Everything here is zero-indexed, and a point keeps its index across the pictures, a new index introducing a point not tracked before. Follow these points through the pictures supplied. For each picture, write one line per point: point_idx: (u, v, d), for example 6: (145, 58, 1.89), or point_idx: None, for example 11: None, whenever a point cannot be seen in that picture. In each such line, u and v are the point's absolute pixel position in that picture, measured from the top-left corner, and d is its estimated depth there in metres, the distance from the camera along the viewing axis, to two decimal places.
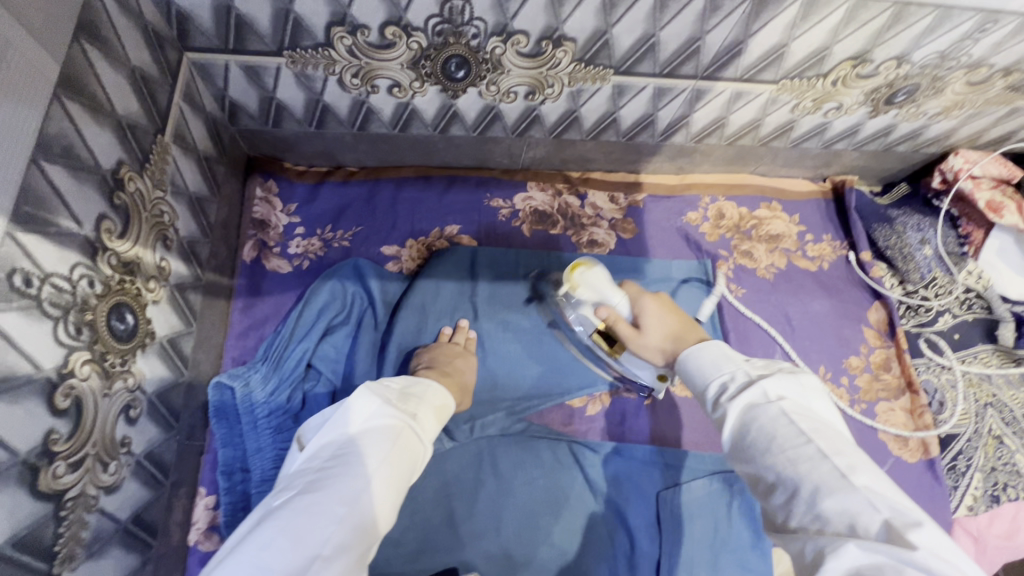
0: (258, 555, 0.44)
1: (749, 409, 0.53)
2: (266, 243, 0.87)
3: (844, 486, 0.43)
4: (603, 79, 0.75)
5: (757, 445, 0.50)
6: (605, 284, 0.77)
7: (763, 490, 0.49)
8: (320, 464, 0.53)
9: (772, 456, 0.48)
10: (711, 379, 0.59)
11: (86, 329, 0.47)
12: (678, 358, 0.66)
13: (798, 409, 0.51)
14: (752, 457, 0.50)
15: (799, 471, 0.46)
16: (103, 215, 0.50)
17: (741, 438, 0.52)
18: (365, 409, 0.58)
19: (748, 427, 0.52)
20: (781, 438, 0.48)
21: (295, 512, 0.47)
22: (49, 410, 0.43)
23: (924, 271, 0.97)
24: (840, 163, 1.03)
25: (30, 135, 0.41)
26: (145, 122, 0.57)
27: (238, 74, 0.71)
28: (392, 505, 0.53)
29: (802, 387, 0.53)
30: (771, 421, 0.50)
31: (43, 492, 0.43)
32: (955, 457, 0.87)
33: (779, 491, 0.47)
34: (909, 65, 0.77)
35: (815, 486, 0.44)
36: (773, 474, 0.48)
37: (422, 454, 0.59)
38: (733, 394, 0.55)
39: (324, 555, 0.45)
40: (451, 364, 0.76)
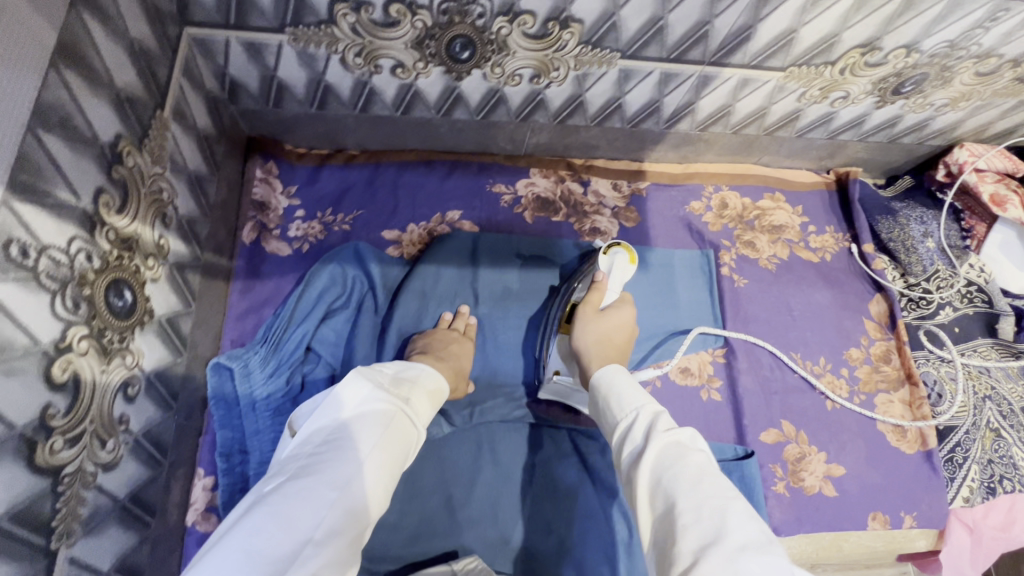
0: (248, 539, 0.43)
1: (678, 445, 0.48)
2: (265, 225, 0.86)
3: (767, 547, 0.39)
4: (610, 63, 0.74)
5: (680, 486, 0.44)
6: (622, 277, 0.78)
7: (667, 539, 0.43)
8: (312, 448, 0.52)
9: (696, 501, 0.43)
10: (639, 412, 0.54)
11: (84, 304, 0.47)
12: (603, 373, 0.62)
13: (719, 465, 0.48)
14: (671, 498, 0.44)
15: (724, 521, 0.41)
16: (101, 188, 0.49)
17: (662, 476, 0.47)
18: (357, 393, 0.57)
19: (675, 465, 0.47)
20: (709, 484, 0.44)
21: (286, 496, 0.46)
22: (47, 384, 0.43)
23: (926, 263, 0.97)
24: (844, 154, 1.02)
25: (27, 102, 0.40)
26: (144, 96, 0.56)
27: (239, 51, 0.70)
28: (384, 490, 0.52)
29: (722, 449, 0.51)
30: (699, 465, 0.46)
31: (41, 467, 0.42)
32: (953, 449, 0.87)
33: (692, 537, 0.41)
34: (919, 54, 0.76)
35: (740, 541, 0.40)
36: (692, 519, 0.42)
37: (415, 439, 0.59)
38: (665, 428, 0.51)
39: (317, 538, 0.45)
40: (447, 349, 0.76)
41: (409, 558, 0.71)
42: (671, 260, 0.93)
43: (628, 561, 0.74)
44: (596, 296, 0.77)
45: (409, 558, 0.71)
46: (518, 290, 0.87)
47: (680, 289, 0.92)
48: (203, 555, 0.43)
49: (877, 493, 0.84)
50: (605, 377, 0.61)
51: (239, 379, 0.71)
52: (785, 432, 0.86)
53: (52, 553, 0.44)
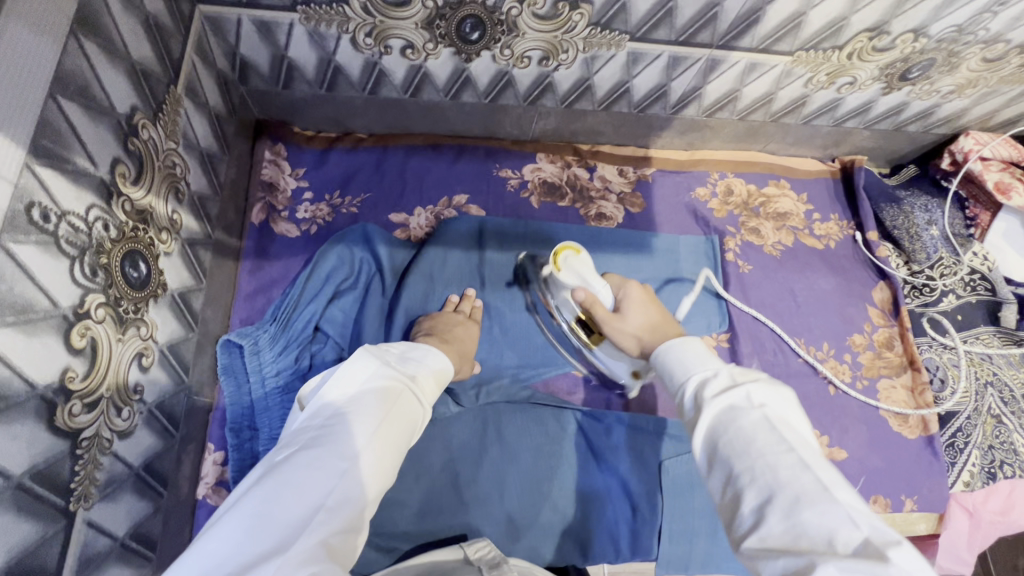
0: (261, 507, 0.43)
1: (729, 408, 0.48)
2: (274, 207, 0.86)
3: (824, 499, 0.39)
4: (618, 45, 0.75)
5: (734, 447, 0.45)
6: (589, 271, 0.76)
7: (730, 497, 0.44)
8: (321, 420, 0.51)
9: (749, 460, 0.43)
10: (691, 377, 0.54)
11: (100, 272, 0.47)
12: (658, 352, 0.60)
13: (781, 418, 0.46)
14: (727, 460, 0.45)
15: (778, 479, 0.41)
16: (117, 159, 0.50)
17: (715, 438, 0.47)
18: (365, 369, 0.55)
19: (725, 428, 0.46)
20: (760, 443, 0.44)
21: (297, 465, 0.46)
22: (66, 347, 0.43)
23: (930, 250, 0.97)
24: (849, 142, 1.03)
25: (48, 69, 0.41)
26: (158, 70, 0.57)
27: (251, 30, 0.71)
28: (393, 464, 0.52)
29: (787, 397, 0.48)
30: (752, 424, 0.45)
31: (61, 429, 0.43)
32: (954, 434, 0.88)
33: (751, 495, 0.42)
34: (926, 39, 0.76)
35: (794, 496, 0.40)
36: (749, 478, 0.43)
37: (422, 416, 0.58)
38: (717, 390, 0.50)
39: (328, 507, 0.45)
40: (451, 332, 0.75)
41: (416, 534, 0.72)
42: (677, 245, 0.94)
43: (632, 539, 0.76)
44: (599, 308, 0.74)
45: (416, 534, 0.71)
46: (525, 274, 0.87)
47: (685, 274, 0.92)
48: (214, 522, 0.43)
49: (879, 477, 0.85)
50: (658, 353, 0.60)
51: (249, 355, 0.72)
52: None
53: (70, 515, 0.45)
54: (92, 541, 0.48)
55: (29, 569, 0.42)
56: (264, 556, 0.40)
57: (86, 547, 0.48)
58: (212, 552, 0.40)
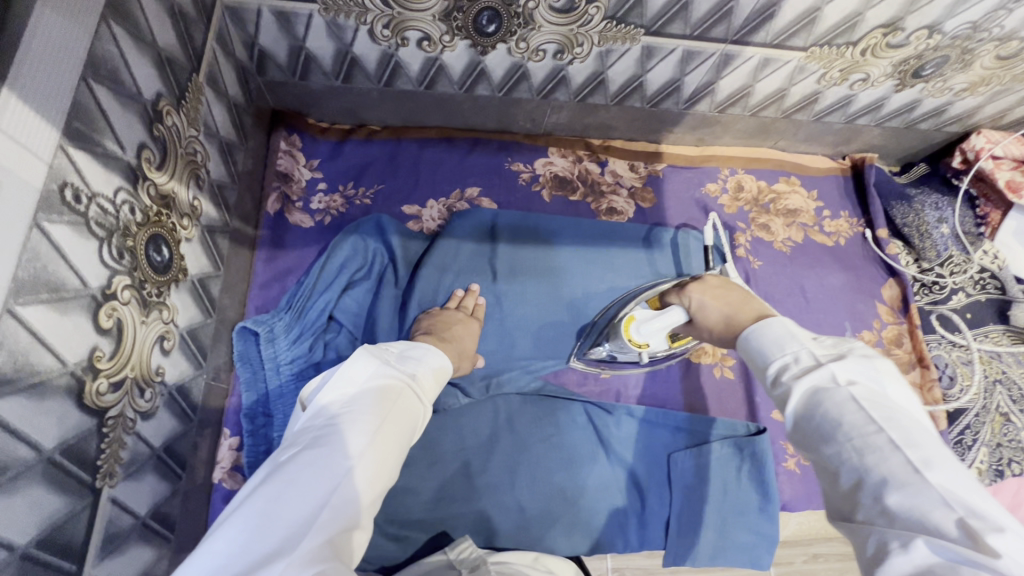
0: (267, 508, 0.41)
1: (814, 389, 0.46)
2: (288, 197, 0.87)
3: (916, 481, 0.38)
4: (633, 39, 0.75)
5: (820, 428, 0.44)
6: (654, 317, 0.74)
7: (828, 475, 0.44)
8: (323, 420, 0.49)
9: (836, 444, 0.42)
10: (773, 357, 0.52)
11: (127, 254, 0.48)
12: (742, 335, 0.58)
13: (870, 396, 0.44)
14: (816, 441, 0.44)
15: (864, 462, 0.40)
16: (143, 144, 0.50)
17: (800, 420, 0.46)
18: (365, 369, 0.53)
19: (811, 410, 0.45)
20: (847, 426, 0.42)
21: (300, 465, 0.44)
22: (94, 327, 0.44)
23: (941, 248, 0.98)
24: (860, 140, 1.03)
25: (81, 53, 0.42)
26: (182, 58, 0.58)
27: (270, 21, 0.72)
28: (396, 461, 0.50)
29: (880, 368, 0.46)
30: (837, 406, 0.44)
31: (89, 407, 0.44)
32: (963, 431, 0.88)
33: (843, 475, 0.42)
34: (940, 35, 0.77)
35: (881, 478, 0.39)
36: (840, 460, 0.42)
37: (423, 415, 0.56)
38: (798, 373, 0.49)
39: (334, 505, 0.43)
40: (449, 331, 0.73)
41: (428, 521, 0.72)
42: (684, 237, 0.93)
43: (640, 531, 0.77)
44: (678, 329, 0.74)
45: (428, 522, 0.72)
46: (535, 267, 0.87)
47: (686, 266, 0.90)
48: (218, 526, 0.41)
49: None
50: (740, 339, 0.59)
51: (264, 343, 0.73)
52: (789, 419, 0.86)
53: (96, 492, 0.46)
54: (116, 519, 0.49)
55: (57, 544, 0.43)
56: (270, 557, 0.38)
57: (111, 524, 0.49)
58: (216, 555, 0.38)
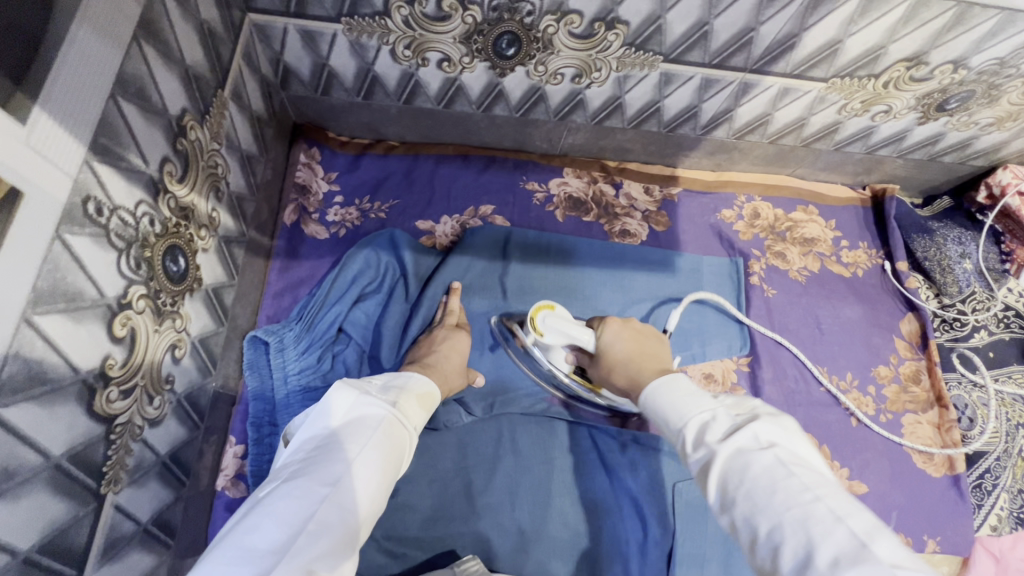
0: (242, 538, 0.41)
1: (739, 450, 0.44)
2: (306, 208, 0.89)
3: (865, 556, 0.35)
4: (652, 66, 0.75)
5: (755, 499, 0.41)
6: (568, 322, 0.73)
7: (769, 556, 0.39)
8: (306, 452, 0.49)
9: (777, 514, 0.40)
10: (687, 420, 0.49)
11: (144, 265, 0.50)
12: (646, 391, 0.56)
13: (794, 458, 0.43)
14: (750, 513, 0.41)
15: (811, 536, 0.38)
16: (166, 157, 0.52)
17: (728, 488, 0.43)
18: (347, 399, 0.53)
19: (740, 478, 0.43)
20: (784, 494, 0.40)
21: (277, 496, 0.44)
22: (108, 336, 0.45)
23: (963, 284, 0.96)
24: (881, 170, 1.01)
25: (112, 71, 0.43)
26: (208, 75, 0.60)
27: (296, 39, 0.74)
28: (381, 488, 0.49)
29: (788, 428, 0.46)
30: (767, 471, 0.42)
31: (98, 414, 0.45)
32: (982, 475, 0.85)
33: (789, 556, 0.38)
34: (966, 70, 0.75)
35: (832, 556, 0.36)
36: (781, 534, 0.39)
37: (410, 443, 0.55)
38: (720, 435, 0.46)
39: (310, 530, 0.42)
40: (433, 355, 0.73)
41: (425, 541, 0.70)
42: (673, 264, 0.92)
43: (641, 560, 0.72)
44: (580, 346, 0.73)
45: (425, 540, 0.70)
46: (546, 287, 0.87)
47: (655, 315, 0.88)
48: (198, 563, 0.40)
49: (901, 515, 0.82)
50: (646, 402, 0.55)
51: (273, 352, 0.74)
52: None
53: (100, 497, 0.47)
54: (118, 525, 0.50)
55: (60, 548, 0.43)
56: None
57: (114, 530, 0.50)
58: None
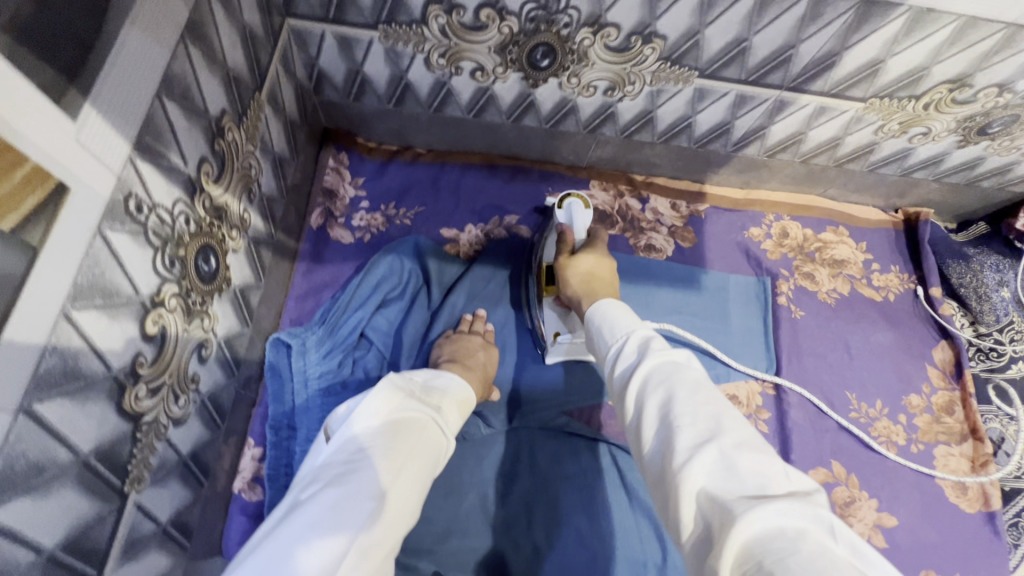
0: (288, 549, 0.40)
1: (674, 358, 0.45)
2: (332, 212, 0.89)
3: (763, 449, 0.38)
4: (686, 81, 0.75)
5: (676, 391, 0.42)
6: (581, 218, 0.74)
7: (667, 442, 0.40)
8: (347, 455, 0.48)
9: (694, 402, 0.41)
10: (633, 333, 0.51)
11: (178, 263, 0.50)
12: (598, 308, 0.57)
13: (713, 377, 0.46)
14: (666, 404, 0.42)
15: (719, 425, 0.39)
16: (204, 158, 0.52)
17: (653, 383, 0.44)
18: (392, 402, 0.52)
19: (668, 375, 0.44)
20: (707, 391, 0.42)
21: (323, 506, 0.43)
22: (140, 333, 0.45)
23: (1000, 313, 0.93)
24: (915, 194, 0.99)
25: (158, 72, 0.43)
26: (247, 78, 0.60)
27: (332, 45, 0.74)
28: (417, 499, 0.49)
29: None
30: (696, 377, 0.44)
31: (126, 411, 0.45)
32: (1019, 513, 0.82)
33: (688, 434, 0.39)
34: (1011, 94, 0.73)
35: (735, 442, 0.38)
36: (691, 419, 0.40)
37: (446, 450, 0.55)
38: (659, 344, 0.48)
39: (358, 550, 0.42)
40: (474, 357, 0.73)
41: (440, 555, 0.68)
42: (698, 285, 0.91)
43: None
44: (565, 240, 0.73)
45: (439, 554, 0.68)
46: None
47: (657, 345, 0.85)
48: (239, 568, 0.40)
49: (933, 550, 0.78)
50: (597, 308, 0.57)
51: (296, 356, 0.72)
52: (834, 473, 0.82)
53: (123, 496, 0.47)
54: (139, 524, 0.50)
55: (83, 547, 0.43)
56: None
57: (134, 529, 0.49)
58: None
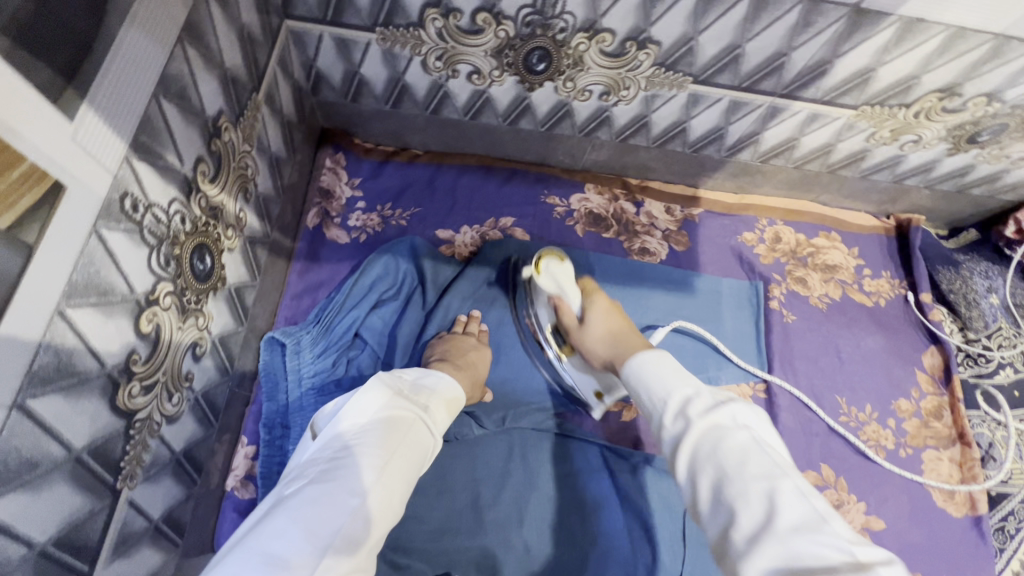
0: (268, 544, 0.41)
1: (715, 426, 0.49)
2: (328, 212, 0.90)
3: (821, 526, 0.40)
4: (680, 86, 0.76)
5: (725, 469, 0.46)
6: (568, 279, 0.76)
7: (725, 519, 0.44)
8: (332, 452, 0.49)
9: (744, 481, 0.44)
10: (674, 395, 0.53)
11: (173, 262, 0.50)
12: (630, 365, 0.60)
13: (761, 440, 0.48)
14: (718, 482, 0.45)
15: (773, 504, 0.42)
16: (200, 157, 0.53)
17: (701, 457, 0.48)
18: (379, 400, 0.53)
19: (715, 450, 0.47)
20: (754, 467, 0.45)
21: (305, 502, 0.44)
22: (135, 331, 0.46)
23: (989, 319, 0.94)
24: (907, 200, 1.00)
25: (155, 72, 0.44)
26: (244, 79, 0.61)
27: (330, 47, 0.75)
28: (402, 497, 0.50)
29: (760, 411, 0.51)
30: (741, 447, 0.46)
31: (120, 408, 0.45)
32: (1005, 517, 0.83)
33: (744, 515, 0.43)
34: (1000, 103, 0.74)
35: (790, 521, 0.41)
36: (744, 498, 0.43)
37: (433, 448, 0.55)
38: (701, 411, 0.51)
39: (336, 547, 0.42)
40: (465, 358, 0.74)
41: (431, 555, 0.69)
42: (692, 288, 0.92)
43: None
44: (567, 307, 0.75)
45: (431, 553, 0.68)
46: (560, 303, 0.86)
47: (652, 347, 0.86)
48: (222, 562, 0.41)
49: (919, 554, 0.79)
50: (631, 366, 0.60)
51: (290, 355, 0.73)
52: (824, 476, 0.82)
53: (116, 492, 0.47)
54: (130, 520, 0.50)
55: (74, 542, 0.43)
56: None
57: (126, 525, 0.50)
58: None
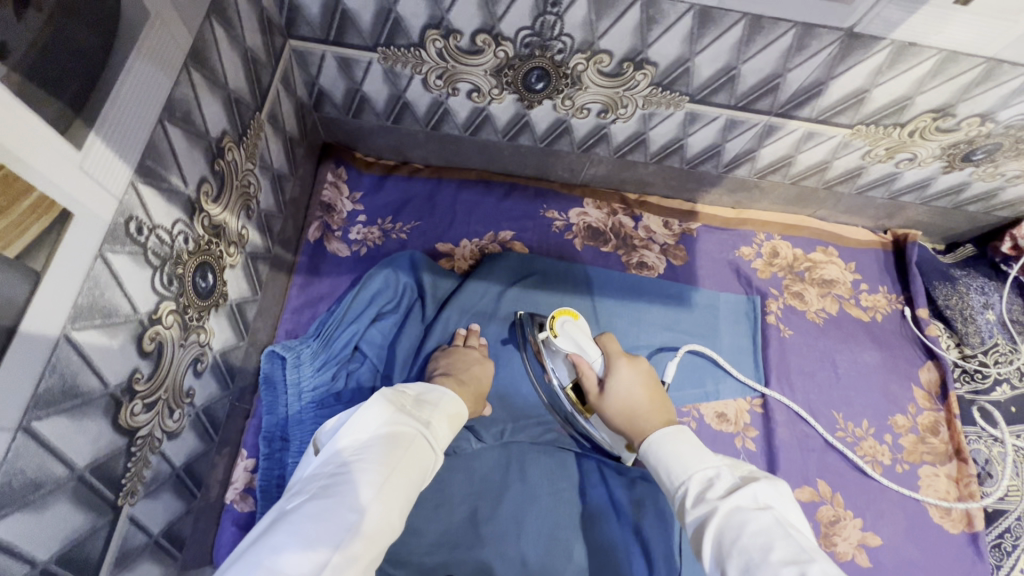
0: (268, 557, 0.41)
1: (738, 508, 0.48)
2: (329, 226, 0.91)
3: None
4: (677, 105, 0.77)
5: (750, 554, 0.44)
6: (585, 336, 0.75)
7: None
8: (332, 469, 0.50)
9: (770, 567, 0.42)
10: (692, 475, 0.53)
11: (176, 281, 0.51)
12: (647, 446, 0.60)
13: (787, 521, 0.46)
14: (745, 569, 0.44)
15: None
16: (203, 178, 0.54)
17: (725, 541, 0.46)
18: (381, 417, 0.54)
19: (736, 533, 0.46)
20: (779, 551, 0.43)
21: (306, 516, 0.44)
22: (137, 350, 0.46)
23: (985, 335, 0.95)
24: (903, 216, 1.00)
25: (161, 98, 0.45)
26: (248, 99, 0.62)
27: (332, 66, 0.76)
28: (402, 513, 0.50)
29: (784, 492, 0.49)
30: (762, 528, 0.45)
31: (122, 426, 0.46)
32: (1001, 534, 0.83)
33: None
34: (993, 123, 0.75)
35: None
36: None
37: (434, 464, 0.56)
38: (720, 492, 0.50)
39: (335, 562, 0.43)
40: (469, 372, 0.75)
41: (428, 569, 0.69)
42: (689, 303, 0.92)
43: None
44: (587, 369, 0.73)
45: (427, 566, 0.69)
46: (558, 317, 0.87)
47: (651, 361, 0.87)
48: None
49: (914, 570, 0.79)
50: (649, 444, 0.59)
51: (290, 368, 0.73)
52: (820, 492, 0.83)
53: (116, 509, 0.48)
54: (131, 536, 0.51)
55: (75, 559, 0.44)
56: None
57: (126, 540, 0.50)
58: None
